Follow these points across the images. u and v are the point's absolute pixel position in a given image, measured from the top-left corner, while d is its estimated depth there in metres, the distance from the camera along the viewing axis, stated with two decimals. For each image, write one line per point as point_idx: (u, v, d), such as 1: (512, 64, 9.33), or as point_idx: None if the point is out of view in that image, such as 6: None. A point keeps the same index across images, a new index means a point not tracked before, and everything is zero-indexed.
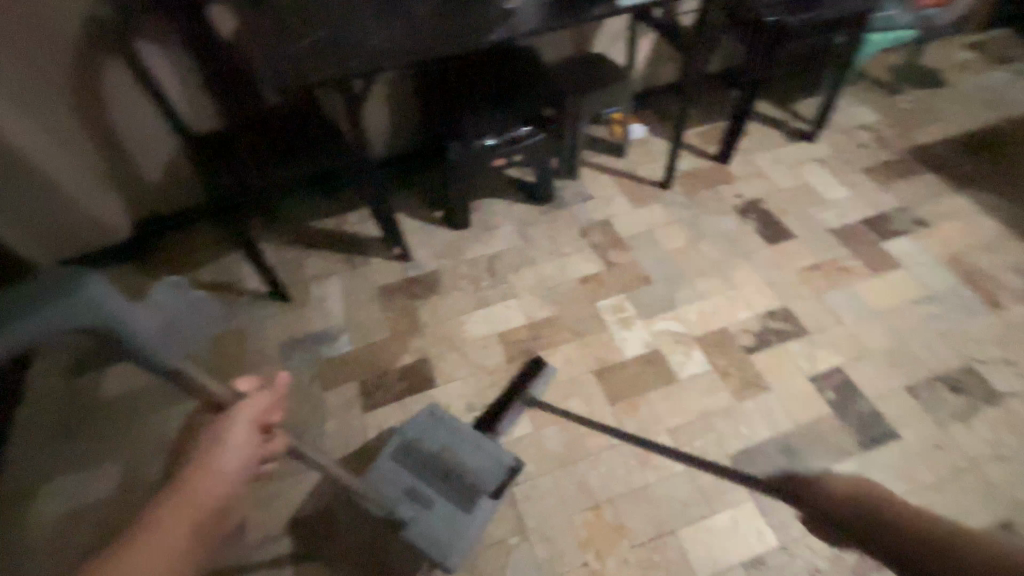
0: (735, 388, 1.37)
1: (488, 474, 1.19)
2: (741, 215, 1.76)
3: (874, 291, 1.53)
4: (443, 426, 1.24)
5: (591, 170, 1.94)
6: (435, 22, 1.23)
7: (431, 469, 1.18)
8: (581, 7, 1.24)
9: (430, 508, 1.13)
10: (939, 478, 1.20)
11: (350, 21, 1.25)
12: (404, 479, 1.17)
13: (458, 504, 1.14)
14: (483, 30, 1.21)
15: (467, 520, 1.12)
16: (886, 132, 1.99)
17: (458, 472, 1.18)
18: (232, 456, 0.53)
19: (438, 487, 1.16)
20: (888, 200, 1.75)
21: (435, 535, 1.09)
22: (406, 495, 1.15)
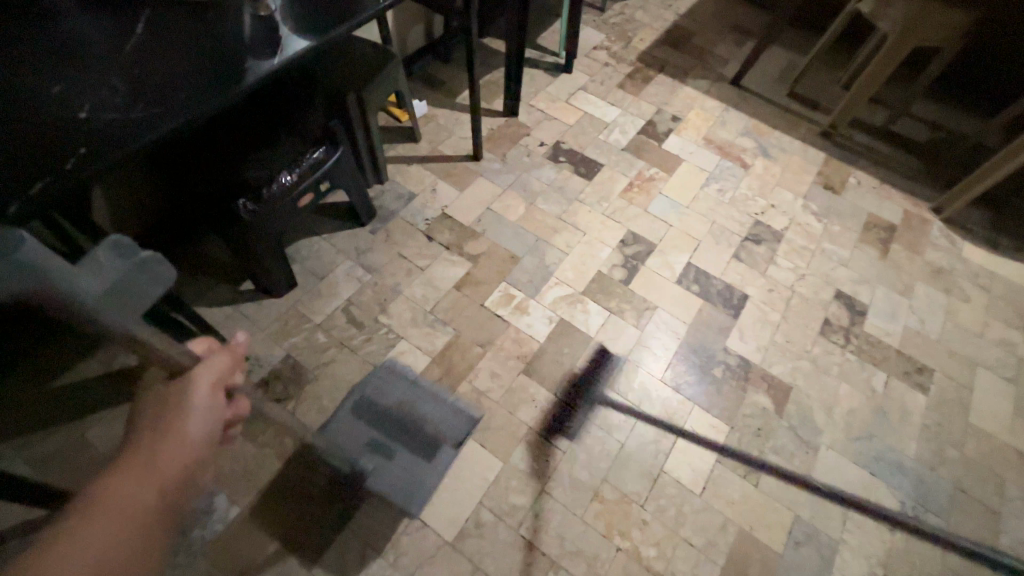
0: (634, 319, 1.49)
1: (447, 428, 1.26)
2: (554, 160, 1.83)
3: (677, 188, 1.80)
4: (401, 383, 1.32)
5: (396, 166, 1.73)
6: (158, 62, 0.84)
7: (388, 421, 1.25)
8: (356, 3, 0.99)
9: (391, 459, 1.21)
10: (782, 311, 1.55)
11: (5, 96, 0.77)
12: (364, 432, 1.23)
13: (419, 454, 1.22)
14: (237, 56, 0.88)
15: (428, 466, 1.21)
16: (615, 47, 2.26)
17: (417, 425, 1.26)
18: (198, 416, 0.61)
19: (399, 439, 1.24)
20: (646, 109, 2.03)
21: (399, 481, 1.18)
22: (366, 446, 1.22)
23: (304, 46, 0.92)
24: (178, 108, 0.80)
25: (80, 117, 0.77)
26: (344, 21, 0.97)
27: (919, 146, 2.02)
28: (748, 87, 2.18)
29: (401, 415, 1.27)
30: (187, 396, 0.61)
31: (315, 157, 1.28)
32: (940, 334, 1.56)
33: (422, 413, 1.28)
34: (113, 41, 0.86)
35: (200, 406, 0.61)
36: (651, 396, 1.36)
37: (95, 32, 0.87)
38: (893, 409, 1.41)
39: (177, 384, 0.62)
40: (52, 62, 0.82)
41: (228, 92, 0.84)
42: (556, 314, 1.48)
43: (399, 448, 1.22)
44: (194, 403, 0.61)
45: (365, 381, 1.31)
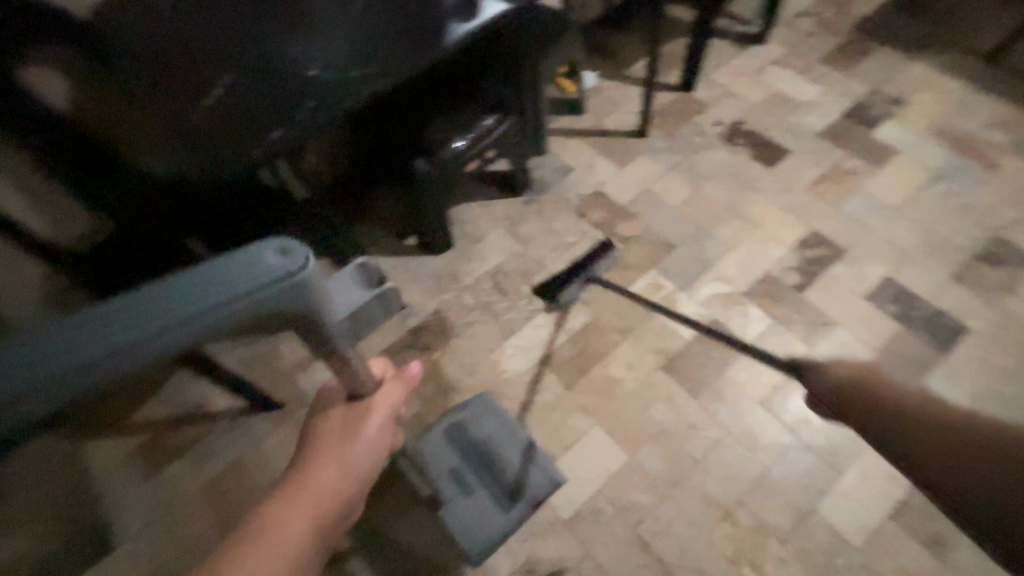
0: (804, 333, 1.29)
1: (530, 481, 1.16)
2: (730, 143, 1.64)
3: (885, 186, 1.49)
4: (494, 417, 1.23)
5: (558, 138, 1.71)
6: (381, 22, 0.93)
7: (473, 456, 1.18)
8: None
9: (467, 497, 1.14)
10: (1016, 357, 1.21)
11: (254, 49, 0.90)
12: (449, 459, 1.18)
13: (494, 498, 1.14)
14: (434, 23, 0.93)
15: (501, 516, 1.12)
16: (826, 13, 1.91)
17: (501, 469, 1.17)
18: (361, 455, 0.59)
19: (480, 477, 1.16)
20: (858, 89, 1.70)
21: (469, 524, 1.11)
22: (448, 475, 1.17)
23: (500, 14, 0.94)
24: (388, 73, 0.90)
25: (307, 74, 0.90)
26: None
27: None
28: (1012, 64, 1.69)
29: (486, 454, 1.19)
30: (357, 431, 0.60)
31: (490, 122, 1.33)
32: None
33: (508, 457, 1.18)
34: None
35: (360, 442, 0.60)
36: (813, 424, 1.18)
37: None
38: None
39: (356, 414, 0.61)
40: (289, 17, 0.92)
41: (426, 59, 0.91)
42: (709, 313, 1.35)
43: (477, 486, 1.15)
44: (364, 436, 0.60)
45: (461, 406, 1.25)
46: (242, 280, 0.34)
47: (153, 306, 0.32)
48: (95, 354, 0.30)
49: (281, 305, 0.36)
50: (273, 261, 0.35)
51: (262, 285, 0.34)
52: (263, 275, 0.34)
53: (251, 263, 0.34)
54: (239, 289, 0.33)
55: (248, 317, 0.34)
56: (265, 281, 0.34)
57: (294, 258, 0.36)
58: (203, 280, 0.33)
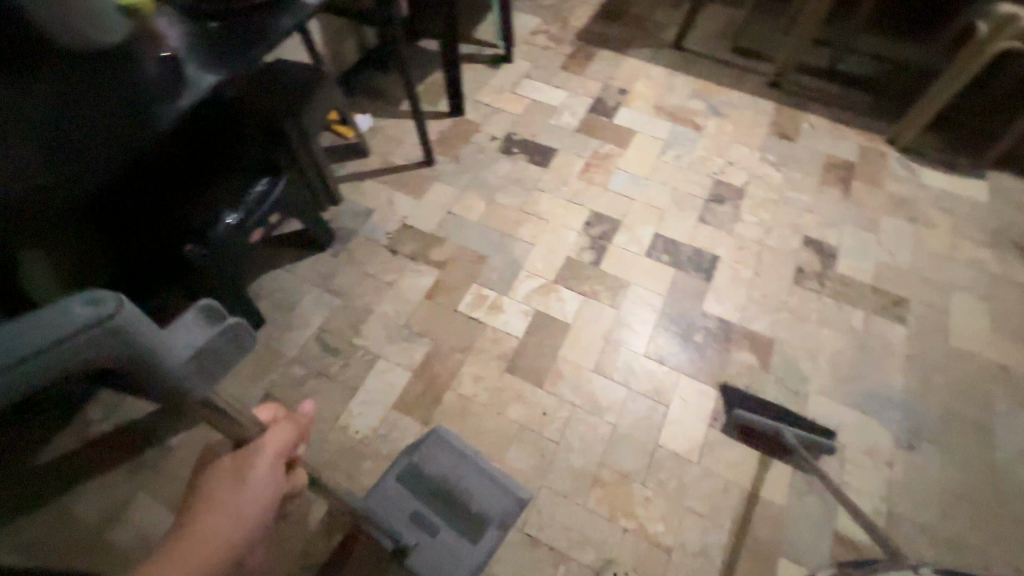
0: (610, 299, 1.48)
1: (495, 504, 1.16)
2: (508, 153, 1.81)
3: (635, 161, 1.79)
4: (450, 450, 1.22)
5: (349, 185, 1.70)
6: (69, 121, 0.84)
7: (434, 495, 1.16)
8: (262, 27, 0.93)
9: (434, 536, 1.11)
10: (755, 267, 1.55)
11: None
12: (409, 502, 1.15)
13: (460, 531, 1.13)
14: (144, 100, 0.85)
15: (470, 547, 1.11)
16: (553, 29, 2.23)
17: (464, 499, 1.16)
18: (255, 497, 0.54)
19: (442, 514, 1.14)
20: (593, 87, 2.02)
21: (438, 562, 1.08)
22: (409, 518, 1.13)
23: (213, 81, 0.87)
24: (90, 168, 0.80)
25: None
26: (253, 46, 0.91)
27: (866, 82, 2.02)
28: (690, 48, 2.17)
29: (447, 489, 1.17)
30: (247, 474, 0.55)
31: (260, 189, 1.26)
32: (911, 264, 1.57)
33: (471, 486, 1.18)
34: (23, 98, 0.85)
35: (253, 484, 0.55)
36: (637, 372, 1.36)
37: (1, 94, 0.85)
38: (876, 345, 1.42)
39: (242, 458, 0.56)
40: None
41: (137, 140, 0.82)
42: (531, 307, 1.46)
43: (442, 524, 1.13)
44: (256, 471, 0.56)
45: (416, 445, 1.23)
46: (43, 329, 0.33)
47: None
48: None
49: (108, 346, 0.36)
50: (82, 309, 0.35)
51: (84, 328, 0.34)
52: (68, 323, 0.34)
53: (55, 316, 0.34)
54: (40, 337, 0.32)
55: (62, 363, 0.34)
56: (84, 326, 0.34)
57: (105, 302, 0.36)
58: (10, 331, 0.32)
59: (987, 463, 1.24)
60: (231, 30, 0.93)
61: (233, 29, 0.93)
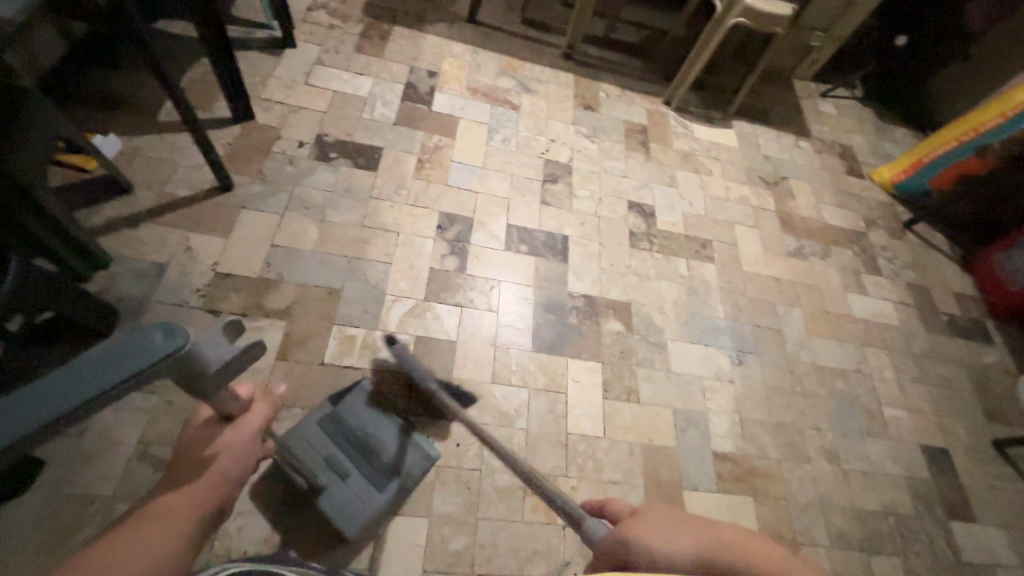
0: (485, 304, 1.44)
1: (406, 453, 1.14)
2: (325, 160, 1.55)
3: (466, 150, 1.72)
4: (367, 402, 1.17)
5: (117, 236, 1.26)
6: None
7: (351, 441, 1.11)
8: None
9: (344, 481, 1.06)
10: (598, 239, 1.68)
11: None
12: (323, 447, 1.10)
13: (372, 479, 1.08)
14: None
15: (377, 494, 1.07)
16: (332, 2, 1.93)
17: (378, 448, 1.12)
18: (239, 462, 0.67)
19: (355, 460, 1.10)
20: (399, 70, 1.84)
21: (343, 505, 1.04)
22: (322, 463, 1.08)
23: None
24: None
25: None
26: None
27: (638, 50, 2.28)
28: (484, 21, 2.12)
29: (363, 439, 1.13)
30: (237, 441, 0.68)
31: None
32: (705, 209, 1.90)
33: (385, 437, 1.14)
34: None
35: (236, 446, 0.68)
36: (531, 370, 1.37)
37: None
38: (700, 286, 1.70)
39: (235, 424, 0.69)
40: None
41: None
42: (409, 334, 1.33)
43: (355, 471, 1.08)
44: (244, 442, 0.69)
45: (340, 395, 1.18)
46: (140, 351, 0.40)
47: (64, 390, 0.37)
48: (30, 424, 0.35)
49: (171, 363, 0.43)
50: (160, 341, 0.41)
51: (158, 357, 0.41)
52: (159, 344, 0.41)
53: (141, 344, 0.40)
54: (140, 362, 0.40)
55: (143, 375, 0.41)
56: (157, 356, 0.41)
57: (175, 337, 0.42)
58: (108, 353, 0.39)
59: (785, 358, 1.63)
60: None
61: None
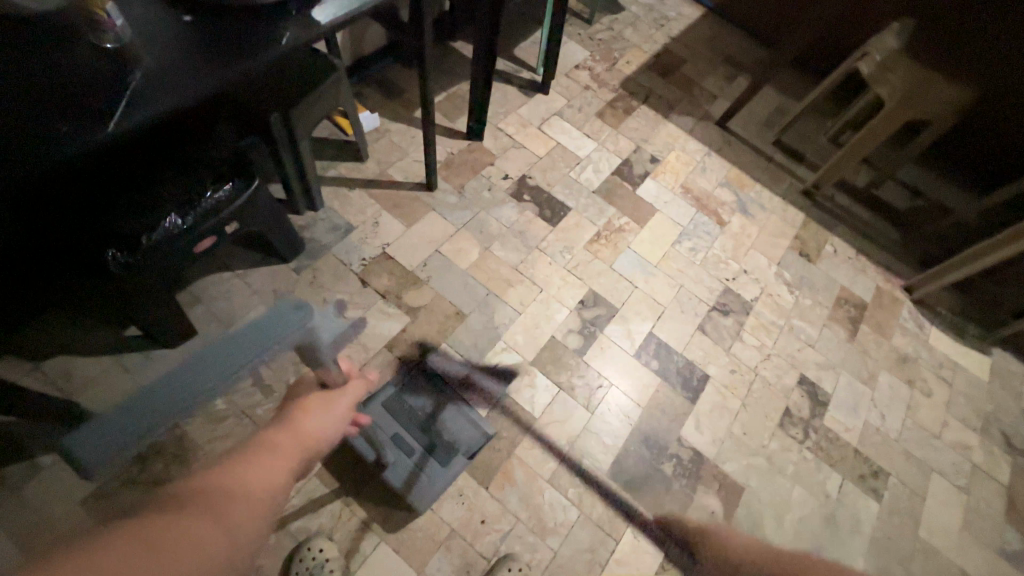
0: (585, 399, 1.34)
1: (465, 435, 1.23)
2: (516, 198, 1.64)
3: (648, 243, 1.65)
4: (427, 386, 1.28)
5: (336, 190, 1.51)
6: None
7: (413, 420, 1.23)
8: (247, 43, 0.73)
9: (411, 457, 1.17)
10: (742, 397, 1.44)
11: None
12: (390, 426, 1.21)
13: (436, 455, 1.19)
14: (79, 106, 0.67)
15: (441, 470, 1.17)
16: (598, 68, 2.06)
17: (436, 427, 1.23)
18: (336, 421, 0.73)
19: (419, 439, 1.20)
20: (625, 145, 1.86)
21: (412, 477, 1.15)
22: (390, 440, 1.19)
23: (155, 113, 0.67)
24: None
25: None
26: (223, 69, 0.71)
27: (900, 219, 1.92)
28: (734, 129, 2.02)
29: (424, 419, 1.23)
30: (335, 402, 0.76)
31: (220, 194, 1.06)
32: (900, 432, 1.49)
33: (443, 418, 1.24)
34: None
35: (336, 410, 0.74)
36: (594, 494, 1.22)
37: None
38: (844, 519, 1.33)
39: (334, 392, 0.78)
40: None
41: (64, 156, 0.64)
42: (499, 388, 1.32)
43: (419, 448, 1.19)
44: (339, 404, 0.76)
45: (400, 378, 1.28)
46: (267, 330, 0.67)
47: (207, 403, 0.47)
48: (202, 385, 0.58)
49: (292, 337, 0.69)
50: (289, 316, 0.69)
51: (285, 333, 0.68)
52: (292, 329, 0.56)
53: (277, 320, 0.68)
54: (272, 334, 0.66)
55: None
56: (285, 331, 0.68)
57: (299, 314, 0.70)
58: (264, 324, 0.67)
59: None
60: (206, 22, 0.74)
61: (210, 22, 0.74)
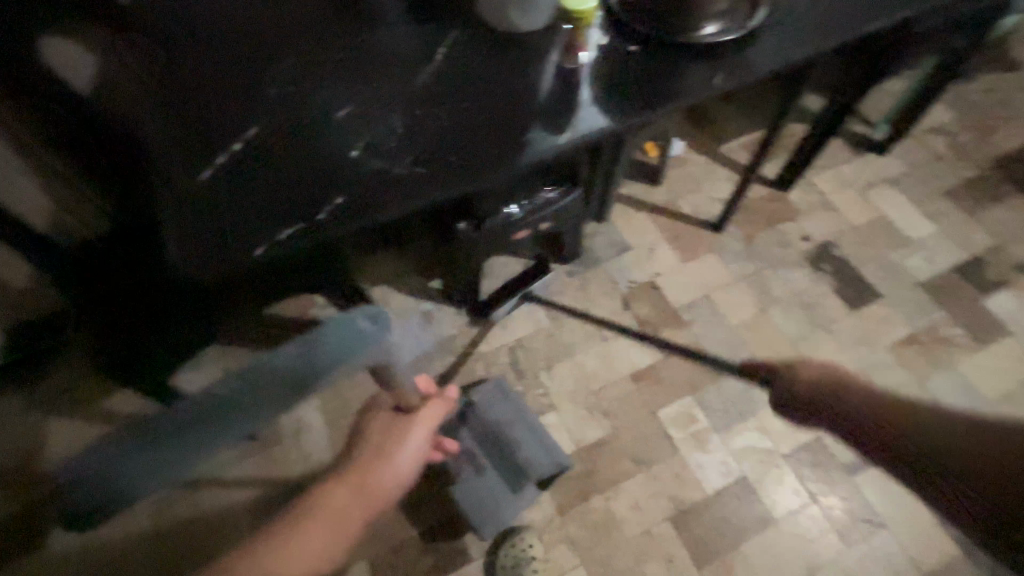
0: (841, 527, 1.12)
1: (536, 463, 1.14)
2: (814, 266, 1.43)
3: (981, 371, 1.28)
4: (507, 401, 1.19)
5: (623, 206, 1.53)
6: (467, 104, 0.71)
7: (486, 438, 1.15)
8: (682, 80, 0.73)
9: (479, 476, 1.11)
10: None
11: (286, 111, 0.72)
12: (462, 439, 1.14)
13: (506, 479, 1.11)
14: (523, 117, 0.70)
15: (508, 499, 1.11)
16: (963, 135, 1.64)
17: (509, 449, 1.14)
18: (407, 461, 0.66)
19: (491, 459, 1.13)
20: (980, 239, 1.47)
21: (481, 499, 1.09)
22: (460, 454, 1.12)
23: (598, 129, 0.70)
24: (443, 176, 0.67)
25: (352, 157, 0.68)
26: (660, 107, 0.71)
27: None
28: None
29: (498, 437, 1.15)
30: (404, 436, 0.69)
31: (550, 196, 1.14)
32: None
33: (518, 438, 1.16)
34: (417, 63, 0.75)
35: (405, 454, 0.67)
36: None
37: (371, 38, 0.77)
38: None
39: (402, 418, 0.72)
40: (353, 74, 0.74)
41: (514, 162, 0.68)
42: (742, 469, 1.18)
43: (491, 468, 1.12)
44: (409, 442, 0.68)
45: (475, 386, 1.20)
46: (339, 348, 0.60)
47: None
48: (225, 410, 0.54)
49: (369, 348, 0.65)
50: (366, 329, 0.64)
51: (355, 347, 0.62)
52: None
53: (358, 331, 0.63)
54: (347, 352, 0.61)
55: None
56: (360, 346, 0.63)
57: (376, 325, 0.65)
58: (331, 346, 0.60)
59: None
60: (655, 60, 0.74)
61: (659, 59, 0.74)
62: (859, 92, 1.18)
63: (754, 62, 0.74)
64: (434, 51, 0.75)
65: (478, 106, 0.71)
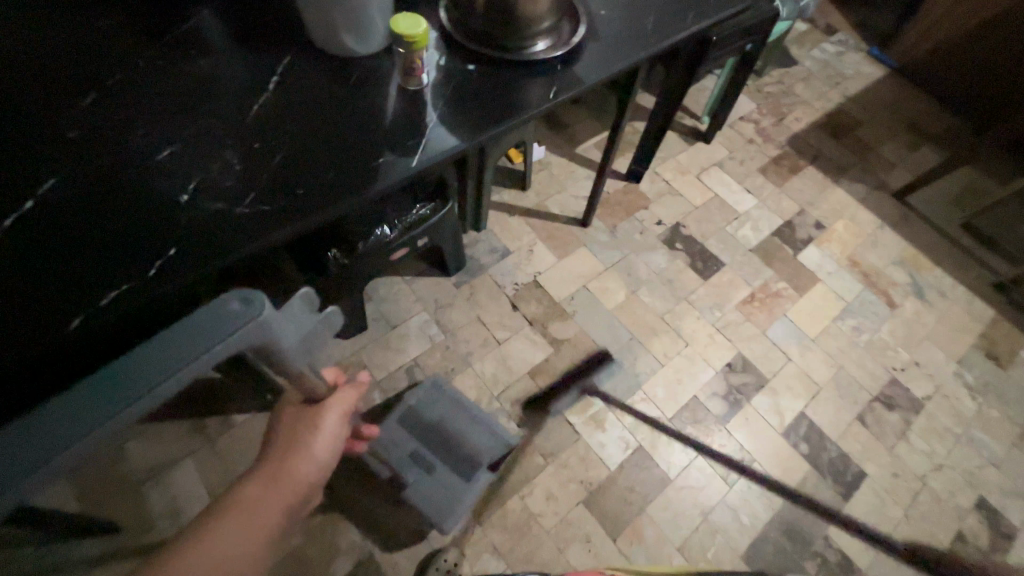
0: (723, 470, 1.27)
1: (484, 447, 1.18)
2: (670, 246, 1.61)
3: (805, 314, 1.54)
4: (445, 396, 1.23)
5: (498, 214, 1.58)
6: (310, 134, 0.68)
7: (432, 436, 1.18)
8: (522, 93, 0.77)
9: (429, 473, 1.13)
10: (904, 507, 1.29)
11: (92, 156, 0.63)
12: (407, 442, 1.16)
13: (457, 469, 1.14)
14: (374, 143, 0.69)
15: (464, 487, 1.12)
16: (764, 121, 1.97)
17: (455, 440, 1.18)
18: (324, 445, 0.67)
19: (439, 454, 1.16)
20: (789, 206, 1.77)
21: (435, 498, 1.11)
22: (408, 457, 1.15)
23: (448, 145, 0.71)
24: (291, 210, 0.63)
25: (182, 201, 0.62)
26: (504, 118, 0.74)
27: None
28: (915, 204, 1.83)
29: (444, 432, 1.18)
30: (319, 421, 0.68)
31: (421, 212, 1.13)
32: None
33: (462, 428, 1.20)
34: (247, 95, 0.70)
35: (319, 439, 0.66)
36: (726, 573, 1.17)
37: (190, 67, 0.71)
38: None
39: (312, 407, 0.70)
40: (174, 109, 0.67)
41: (368, 187, 0.67)
42: (636, 439, 1.29)
43: (439, 463, 1.15)
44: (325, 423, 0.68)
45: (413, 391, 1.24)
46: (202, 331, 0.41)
47: (82, 407, 0.36)
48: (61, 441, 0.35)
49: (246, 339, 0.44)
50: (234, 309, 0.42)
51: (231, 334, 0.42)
52: (221, 329, 0.41)
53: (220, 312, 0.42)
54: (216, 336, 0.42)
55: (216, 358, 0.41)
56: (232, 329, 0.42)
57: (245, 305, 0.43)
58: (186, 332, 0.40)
59: None
60: (494, 76, 0.78)
61: (498, 75, 0.78)
62: (677, 92, 1.36)
63: (581, 72, 0.81)
64: (266, 78, 0.71)
65: (323, 134, 0.68)
